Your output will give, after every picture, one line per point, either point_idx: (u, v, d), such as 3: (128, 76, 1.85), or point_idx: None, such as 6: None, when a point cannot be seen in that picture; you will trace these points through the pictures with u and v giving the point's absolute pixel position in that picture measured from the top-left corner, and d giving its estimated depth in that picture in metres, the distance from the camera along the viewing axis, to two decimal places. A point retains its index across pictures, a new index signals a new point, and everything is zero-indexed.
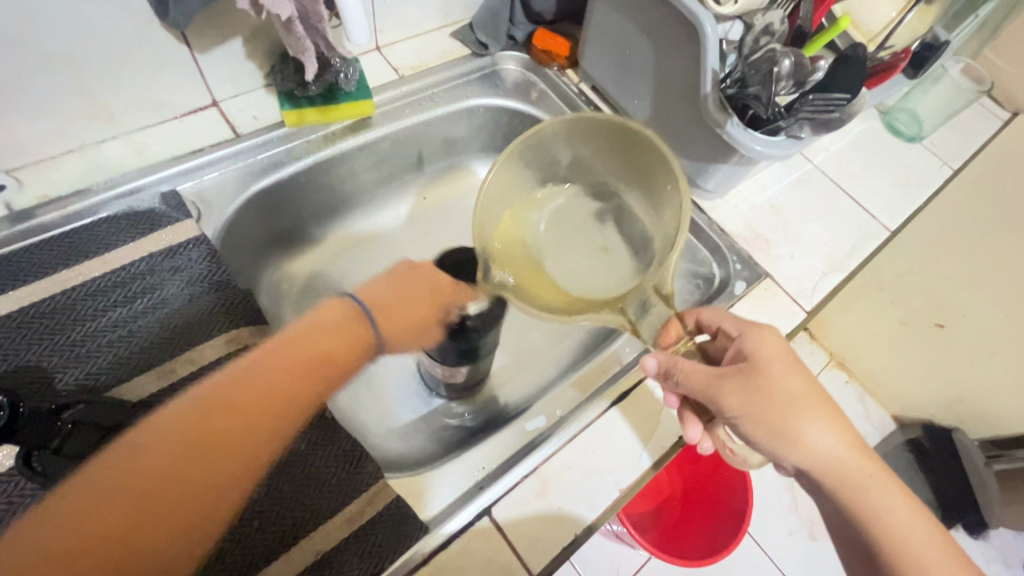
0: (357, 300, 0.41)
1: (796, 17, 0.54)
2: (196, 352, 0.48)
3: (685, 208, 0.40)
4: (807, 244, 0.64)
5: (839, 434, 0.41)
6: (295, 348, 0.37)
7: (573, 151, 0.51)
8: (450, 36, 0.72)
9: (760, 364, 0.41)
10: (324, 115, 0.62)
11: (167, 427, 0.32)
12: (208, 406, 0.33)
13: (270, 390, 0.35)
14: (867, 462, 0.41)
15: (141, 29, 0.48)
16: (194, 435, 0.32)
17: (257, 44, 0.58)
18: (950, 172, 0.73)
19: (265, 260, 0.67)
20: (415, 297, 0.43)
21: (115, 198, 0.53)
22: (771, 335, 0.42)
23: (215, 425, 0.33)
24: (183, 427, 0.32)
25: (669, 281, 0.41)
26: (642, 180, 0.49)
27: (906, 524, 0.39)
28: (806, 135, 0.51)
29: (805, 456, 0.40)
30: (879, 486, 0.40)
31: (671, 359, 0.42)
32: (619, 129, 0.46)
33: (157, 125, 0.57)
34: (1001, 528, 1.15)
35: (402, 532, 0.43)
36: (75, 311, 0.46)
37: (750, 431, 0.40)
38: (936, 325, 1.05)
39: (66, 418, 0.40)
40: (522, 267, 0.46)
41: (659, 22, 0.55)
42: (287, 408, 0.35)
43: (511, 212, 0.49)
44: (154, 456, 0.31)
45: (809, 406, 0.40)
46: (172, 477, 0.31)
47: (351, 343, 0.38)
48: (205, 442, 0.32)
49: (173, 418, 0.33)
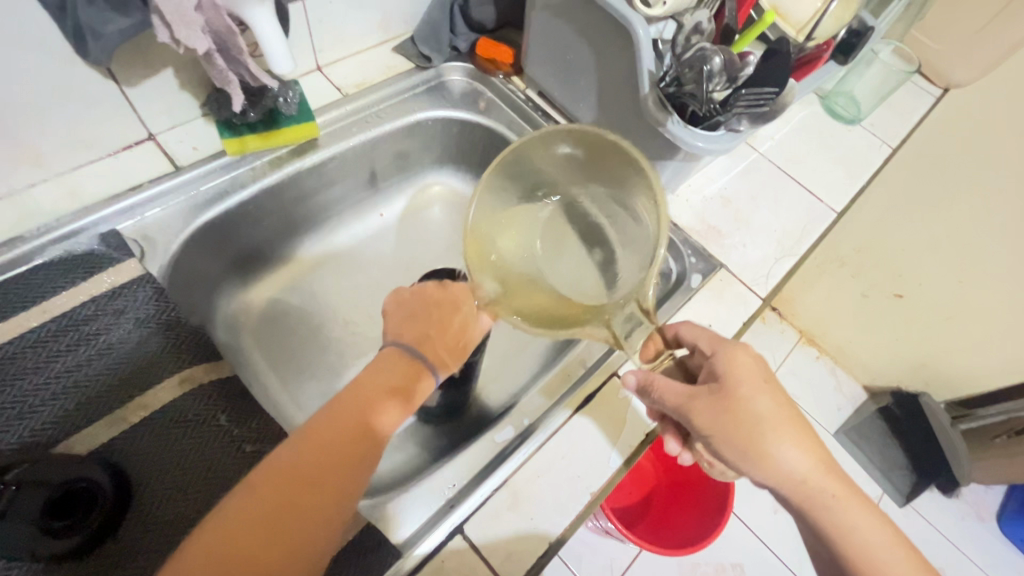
0: (404, 346, 0.43)
1: (722, 17, 0.56)
2: (148, 396, 0.46)
3: (663, 222, 0.40)
4: (759, 232, 0.66)
5: (808, 454, 0.41)
6: (342, 415, 0.40)
7: (548, 163, 0.49)
8: (393, 50, 0.72)
9: (730, 386, 0.41)
10: (267, 140, 0.60)
11: (235, 520, 0.35)
12: (271, 489, 0.36)
13: (330, 464, 0.38)
14: (831, 481, 0.42)
15: (61, 68, 0.47)
16: (265, 519, 0.35)
17: (190, 73, 0.56)
18: (889, 151, 0.76)
19: (219, 291, 0.65)
20: (434, 324, 0.45)
21: (50, 244, 0.51)
22: (744, 355, 0.43)
23: (286, 502, 0.36)
24: (256, 509, 0.36)
25: (650, 295, 0.41)
26: (616, 185, 0.48)
27: (870, 537, 0.41)
28: (744, 128, 0.52)
29: (772, 476, 0.41)
30: (844, 503, 0.42)
31: (648, 377, 0.43)
32: (593, 137, 0.45)
33: (91, 164, 0.55)
34: (971, 485, 1.22)
35: (372, 560, 0.43)
36: (14, 366, 0.44)
37: (719, 448, 0.42)
38: (897, 297, 1.09)
39: (11, 479, 0.39)
40: (518, 288, 0.45)
41: (594, 27, 0.56)
42: (347, 476, 0.38)
43: (492, 228, 0.47)
44: (234, 544, 0.34)
45: (778, 427, 0.41)
46: (248, 564, 0.34)
47: (389, 404, 0.41)
48: (269, 530, 0.35)
49: (245, 505, 0.36)
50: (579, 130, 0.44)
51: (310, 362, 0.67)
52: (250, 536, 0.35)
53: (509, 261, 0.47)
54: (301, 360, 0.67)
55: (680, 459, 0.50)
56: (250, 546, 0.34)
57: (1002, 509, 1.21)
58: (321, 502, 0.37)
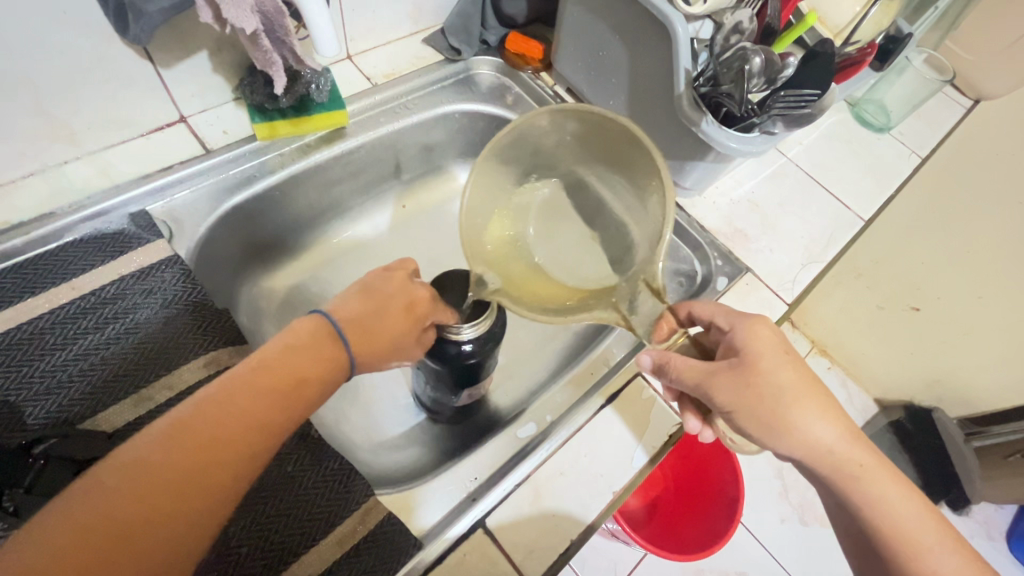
0: (330, 318, 0.38)
1: (765, 15, 0.55)
2: (173, 376, 0.46)
3: (670, 198, 0.39)
4: (787, 238, 0.65)
5: (832, 424, 0.41)
6: (265, 373, 0.33)
7: (542, 142, 0.48)
8: (422, 42, 0.72)
9: (750, 359, 0.41)
10: (296, 127, 0.61)
11: (134, 463, 0.28)
12: (181, 436, 0.30)
13: (241, 414, 0.32)
14: (858, 451, 0.40)
15: (100, 46, 0.47)
16: (183, 457, 0.29)
17: (223, 57, 0.56)
18: (918, 161, 0.75)
19: (244, 276, 0.66)
20: (382, 311, 0.40)
21: (81, 221, 0.51)
22: (764, 329, 0.42)
23: (201, 444, 0.30)
24: (175, 444, 0.29)
25: (660, 276, 0.41)
26: (619, 171, 0.47)
27: (903, 513, 0.39)
28: (779, 131, 0.51)
29: (797, 446, 0.40)
30: (873, 475, 0.40)
31: (664, 356, 0.43)
32: (589, 119, 0.44)
33: (122, 144, 0.56)
34: (982, 503, 1.20)
35: (395, 548, 0.43)
36: (42, 341, 0.44)
37: (742, 424, 0.41)
38: (912, 310, 1.07)
39: (38, 453, 0.39)
40: (518, 270, 0.46)
41: (631, 24, 0.55)
42: (261, 436, 0.32)
43: (493, 221, 0.48)
44: (151, 474, 0.28)
45: (802, 399, 0.40)
46: (165, 496, 0.28)
47: (322, 361, 0.36)
48: (191, 468, 0.29)
49: (150, 448, 0.29)
50: (572, 109, 0.44)
51: None
52: (182, 469, 0.29)
53: (506, 253, 0.47)
54: None
55: (701, 436, 0.50)
56: (175, 480, 0.29)
57: (1011, 528, 1.20)
58: (246, 443, 0.31)
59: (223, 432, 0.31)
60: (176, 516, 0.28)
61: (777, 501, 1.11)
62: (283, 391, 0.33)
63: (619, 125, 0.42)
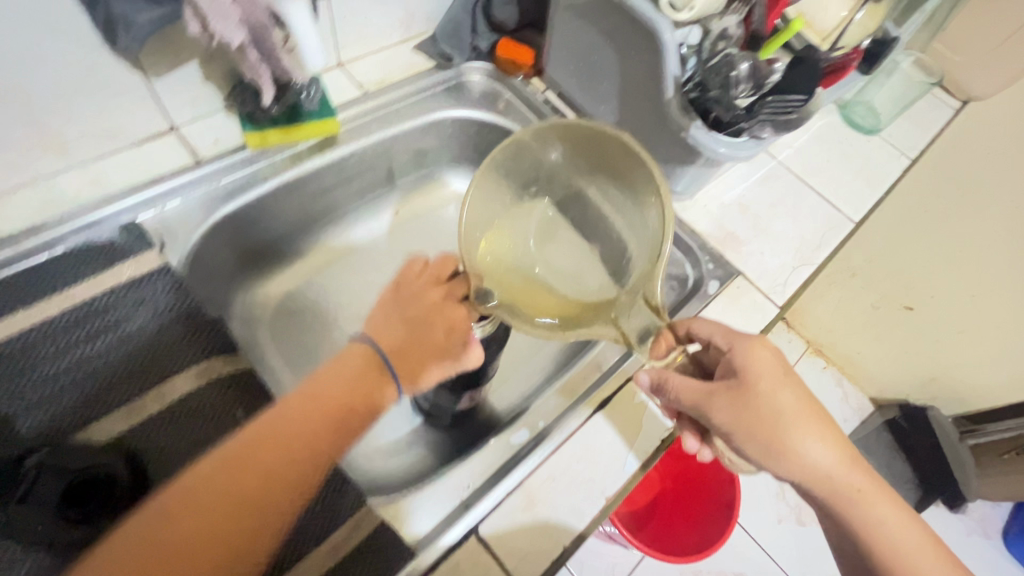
0: (377, 347, 0.42)
1: (751, 21, 0.55)
2: (166, 386, 0.46)
3: (669, 218, 0.40)
4: (778, 241, 0.66)
5: (831, 447, 0.41)
6: (324, 397, 0.39)
7: (542, 156, 0.49)
8: (414, 49, 0.72)
9: (749, 381, 0.41)
10: (287, 135, 0.61)
11: (230, 462, 0.35)
12: (260, 444, 0.37)
13: (304, 431, 0.38)
14: (857, 475, 0.41)
15: (89, 59, 0.47)
16: (258, 464, 0.36)
17: (213, 67, 0.56)
18: (908, 162, 0.75)
19: (236, 284, 0.66)
20: (421, 336, 0.43)
21: (71, 233, 0.51)
22: (763, 350, 0.42)
23: (270, 459, 0.36)
24: (253, 453, 0.36)
25: (658, 293, 0.40)
26: (619, 185, 0.48)
27: (899, 539, 0.40)
28: (768, 136, 0.52)
29: (795, 469, 0.41)
30: (869, 499, 0.41)
31: (662, 375, 0.42)
32: (589, 133, 0.45)
33: (113, 154, 0.56)
34: (978, 502, 1.20)
35: (387, 559, 0.43)
36: (34, 353, 0.44)
37: (740, 445, 0.41)
38: (907, 309, 1.05)
39: (32, 464, 0.39)
40: (515, 282, 0.46)
41: (619, 30, 0.56)
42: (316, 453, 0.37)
43: (490, 232, 0.47)
44: (234, 475, 0.35)
45: (802, 422, 0.41)
46: (245, 495, 0.35)
47: (369, 388, 0.40)
48: (263, 475, 0.35)
49: (233, 454, 0.36)
50: (573, 124, 0.44)
51: (320, 357, 0.67)
52: (258, 474, 0.35)
53: (506, 263, 0.47)
54: (314, 357, 0.66)
55: (698, 455, 0.50)
56: (252, 482, 0.35)
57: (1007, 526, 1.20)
58: (307, 457, 0.37)
59: (289, 446, 0.37)
60: (251, 514, 0.34)
61: (774, 502, 1.11)
62: (339, 414, 0.39)
63: (619, 141, 0.43)
